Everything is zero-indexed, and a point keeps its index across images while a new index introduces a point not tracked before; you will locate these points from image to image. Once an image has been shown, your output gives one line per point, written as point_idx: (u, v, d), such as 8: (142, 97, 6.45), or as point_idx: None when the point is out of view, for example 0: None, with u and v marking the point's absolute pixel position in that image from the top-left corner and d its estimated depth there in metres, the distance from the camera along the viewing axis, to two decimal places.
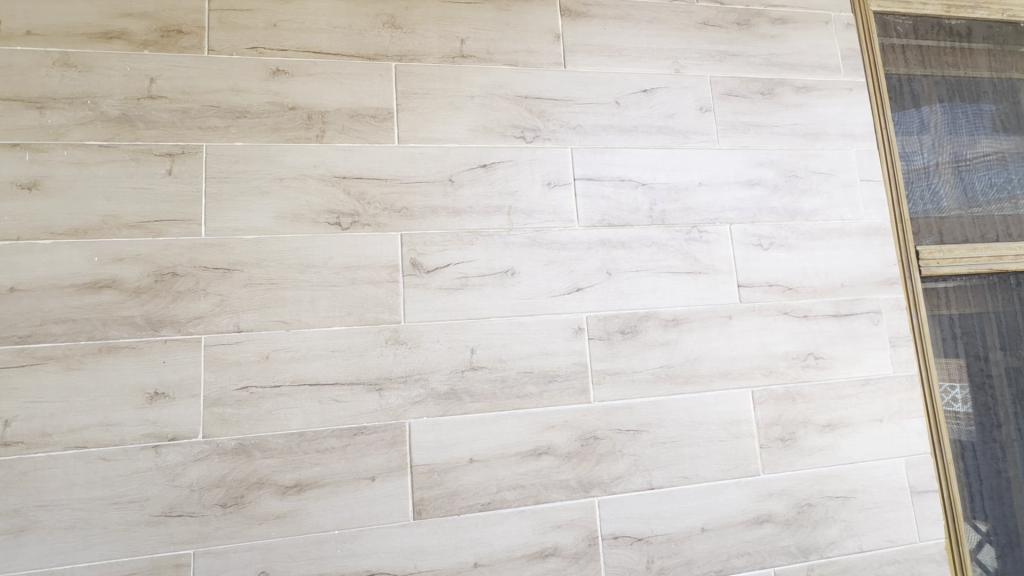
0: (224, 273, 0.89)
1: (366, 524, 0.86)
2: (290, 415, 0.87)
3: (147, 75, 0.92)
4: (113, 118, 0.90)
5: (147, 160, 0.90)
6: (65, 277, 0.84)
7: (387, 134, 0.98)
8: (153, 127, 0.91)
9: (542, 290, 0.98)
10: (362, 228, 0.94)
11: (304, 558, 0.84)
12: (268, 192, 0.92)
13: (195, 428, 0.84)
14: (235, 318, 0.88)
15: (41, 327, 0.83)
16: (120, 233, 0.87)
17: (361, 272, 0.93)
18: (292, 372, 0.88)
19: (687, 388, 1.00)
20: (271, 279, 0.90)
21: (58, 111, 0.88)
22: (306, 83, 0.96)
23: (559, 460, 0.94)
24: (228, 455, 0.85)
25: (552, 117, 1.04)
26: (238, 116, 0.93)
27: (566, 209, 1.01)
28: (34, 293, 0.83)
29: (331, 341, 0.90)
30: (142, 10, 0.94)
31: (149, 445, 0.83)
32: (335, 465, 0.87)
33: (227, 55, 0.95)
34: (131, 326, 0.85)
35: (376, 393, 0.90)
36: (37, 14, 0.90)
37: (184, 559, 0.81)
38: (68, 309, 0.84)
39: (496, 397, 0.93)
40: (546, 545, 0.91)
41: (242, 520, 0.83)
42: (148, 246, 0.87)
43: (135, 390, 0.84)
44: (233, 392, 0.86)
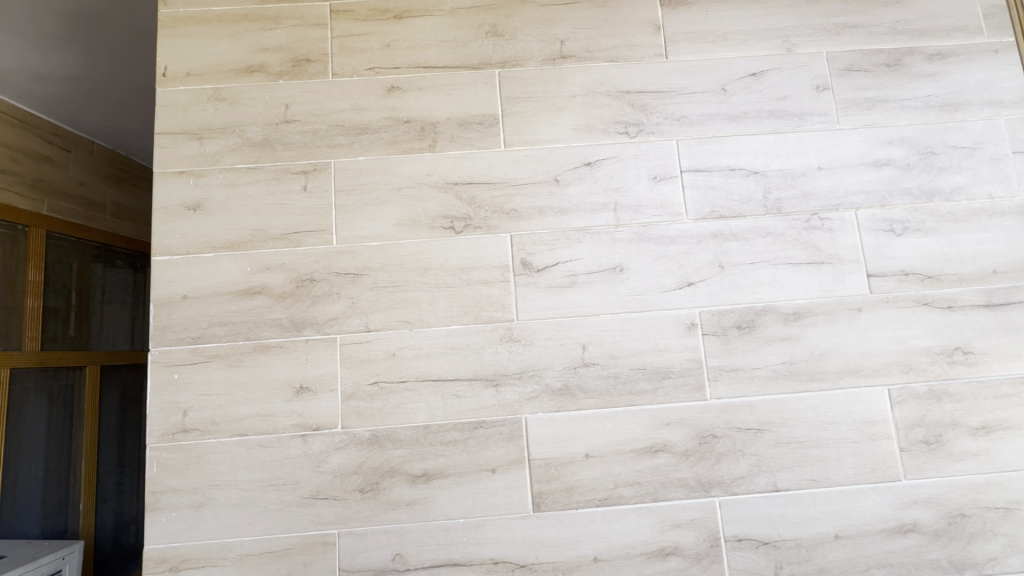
0: (353, 277, 0.96)
1: (489, 514, 0.90)
2: (416, 409, 0.93)
3: (283, 102, 1.02)
4: (257, 142, 1.01)
5: (286, 179, 0.99)
6: (224, 285, 0.96)
7: (494, 139, 1.01)
8: (289, 148, 1.00)
9: (652, 286, 0.97)
10: (474, 231, 0.98)
11: (433, 544, 0.89)
12: (389, 202, 0.99)
13: (335, 419, 0.93)
14: (364, 319, 0.95)
15: (207, 329, 0.95)
16: (265, 244, 0.97)
17: (475, 273, 0.97)
18: (416, 369, 0.94)
19: (813, 386, 0.94)
20: (394, 282, 0.96)
21: (213, 140, 1.01)
22: (418, 96, 1.02)
23: (676, 458, 0.92)
24: (364, 444, 0.92)
25: (655, 110, 1.02)
26: (360, 133, 1.01)
27: (674, 203, 0.99)
28: (201, 300, 0.96)
29: (450, 339, 0.95)
30: (276, 44, 1.04)
31: (297, 434, 0.92)
32: (458, 456, 0.92)
33: (349, 77, 1.03)
34: (278, 327, 0.95)
35: (493, 389, 0.94)
36: (194, 57, 1.04)
37: (330, 539, 0.89)
38: (228, 314, 0.95)
39: (610, 393, 0.94)
40: (667, 544, 0.90)
41: (378, 505, 0.90)
42: (290, 256, 0.97)
43: (284, 384, 0.94)
44: (366, 387, 0.93)
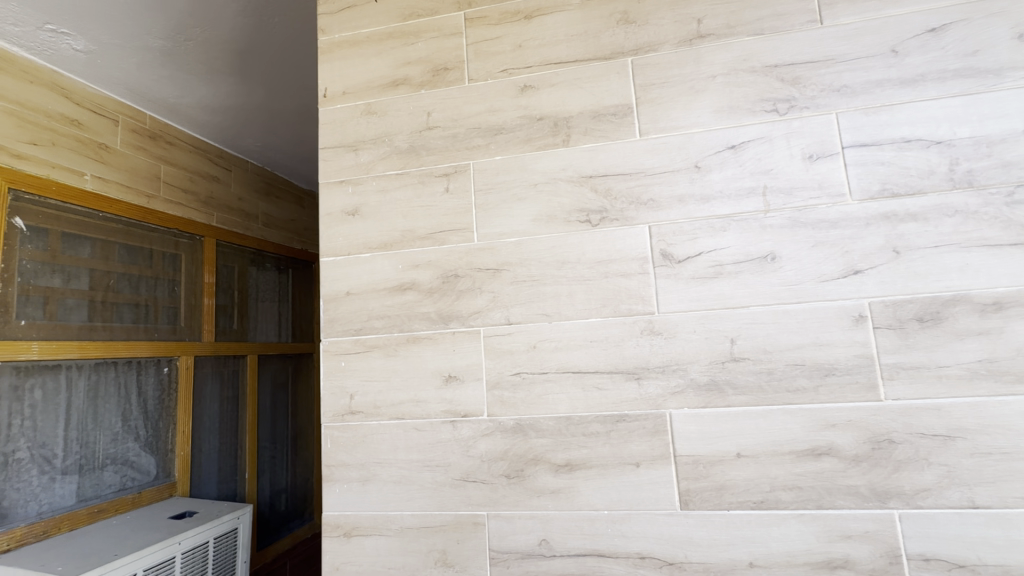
0: (494, 272, 1.01)
1: (634, 508, 0.89)
2: (557, 400, 0.95)
3: (425, 110, 1.09)
4: (404, 150, 1.09)
5: (430, 182, 1.06)
6: (379, 282, 1.06)
7: (628, 128, 0.99)
8: (432, 153, 1.07)
9: (810, 274, 0.89)
10: (611, 223, 0.97)
11: (578, 532, 0.91)
12: (525, 198, 1.02)
13: (481, 407, 0.98)
14: (505, 312, 0.99)
15: (367, 322, 1.05)
16: (414, 244, 1.05)
17: (613, 266, 0.96)
18: (556, 360, 0.96)
19: (1022, 389, 0.80)
20: (533, 276, 0.99)
21: (367, 150, 1.11)
22: (551, 93, 1.04)
23: (845, 463, 0.84)
24: (509, 432, 0.96)
25: (809, 83, 0.94)
26: (496, 133, 1.05)
27: (835, 183, 0.90)
28: (361, 295, 1.06)
29: (590, 332, 0.95)
30: (418, 57, 1.12)
31: (448, 419, 0.99)
32: (601, 448, 0.92)
33: (484, 80, 1.07)
34: (428, 320, 1.02)
35: (636, 382, 0.92)
36: (348, 77, 1.15)
37: (480, 519, 0.95)
38: (384, 308, 1.05)
39: (763, 390, 0.88)
40: (834, 556, 0.82)
41: (524, 491, 0.94)
42: (436, 253, 1.04)
43: (434, 373, 1.01)
44: (509, 376, 0.97)
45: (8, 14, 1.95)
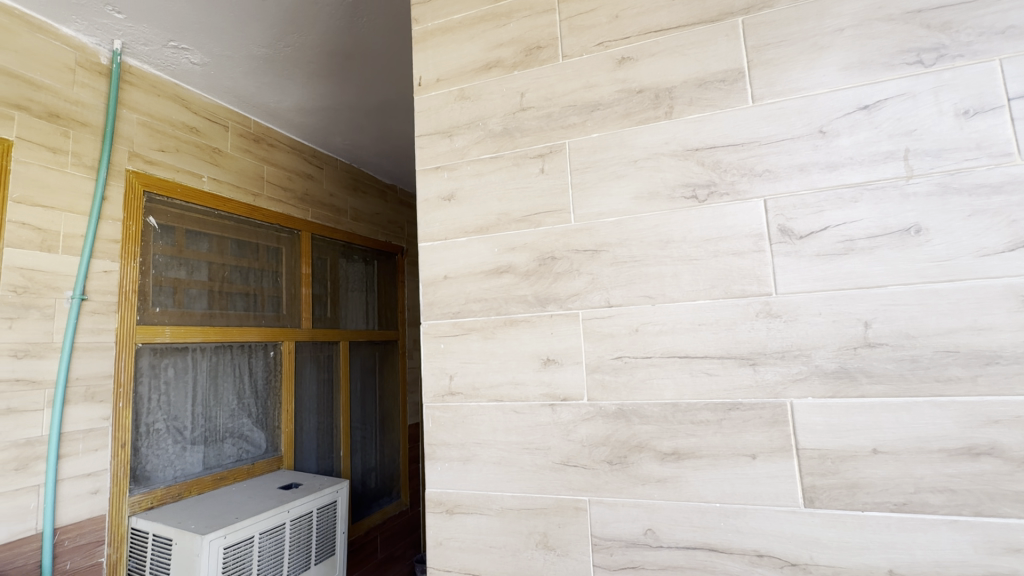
0: (593, 253, 0.98)
1: (750, 502, 0.83)
2: (663, 385, 0.91)
3: (518, 91, 1.08)
4: (498, 133, 1.08)
5: (525, 164, 1.05)
6: (476, 266, 1.06)
7: (739, 95, 0.91)
8: (526, 134, 1.06)
9: (965, 248, 0.77)
10: (720, 198, 0.91)
11: (687, 524, 0.86)
12: (624, 175, 0.98)
13: (581, 391, 0.96)
14: (605, 294, 0.96)
15: (465, 305, 1.06)
16: (510, 226, 1.05)
17: (724, 244, 0.90)
18: (661, 344, 0.91)
19: None
20: (634, 257, 0.95)
21: (461, 136, 1.12)
22: (651, 63, 0.98)
23: (1012, 466, 0.72)
24: (610, 418, 0.93)
25: (963, 27, 0.81)
26: (592, 110, 1.01)
27: (998, 141, 0.77)
28: (459, 279, 1.08)
29: (698, 314, 0.90)
30: (510, 38, 1.11)
31: (547, 403, 0.98)
32: (712, 438, 0.87)
33: (578, 56, 1.04)
34: (525, 303, 1.02)
35: (750, 368, 0.86)
36: (442, 63, 1.17)
37: (582, 504, 0.93)
38: (481, 291, 1.05)
39: (904, 380, 0.78)
40: (998, 571, 0.71)
41: (627, 478, 0.91)
42: (532, 236, 1.03)
43: (532, 355, 1.00)
44: (610, 360, 0.94)
45: (140, 35, 2.20)
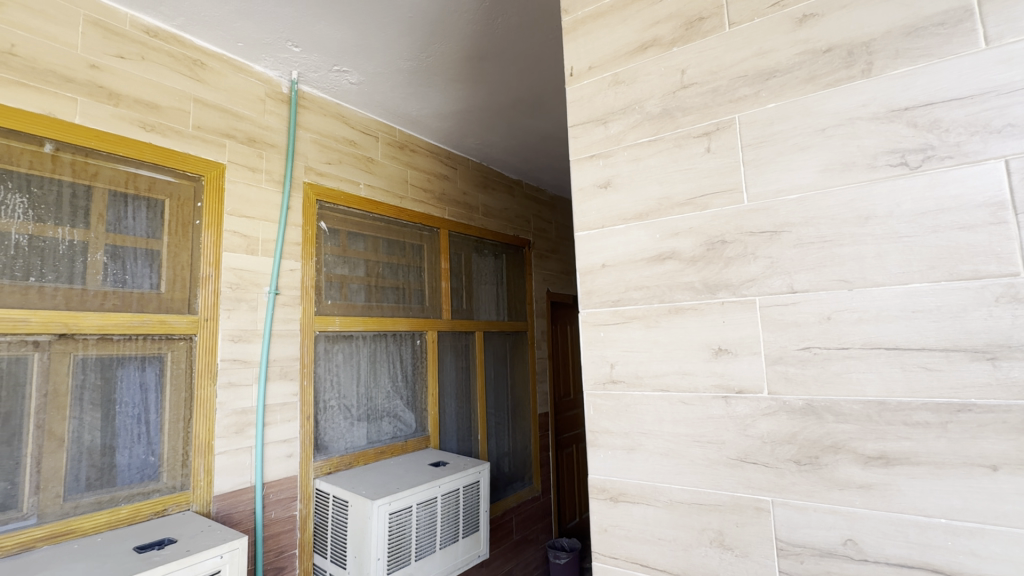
0: (771, 235, 0.90)
1: (989, 522, 0.70)
2: (865, 380, 0.80)
3: (678, 69, 1.03)
4: (656, 115, 1.05)
5: (688, 144, 1.00)
6: (636, 253, 1.05)
7: (967, 38, 0.77)
8: (688, 113, 1.01)
9: None
10: (940, 163, 0.77)
11: (900, 539, 0.76)
12: (809, 147, 0.88)
13: (760, 382, 0.89)
14: (788, 279, 0.88)
15: (625, 293, 1.05)
16: (673, 211, 1.01)
17: (946, 217, 0.76)
18: (861, 334, 0.81)
19: None
20: (824, 237, 0.85)
21: (617, 121, 1.10)
22: (841, 17, 0.87)
23: None
24: (798, 414, 0.85)
25: None
26: (767, 78, 0.93)
27: None
28: (618, 267, 1.07)
29: (910, 300, 0.78)
30: (667, 13, 1.06)
31: (719, 394, 0.93)
32: (933, 443, 0.75)
33: (748, 22, 0.96)
34: (692, 290, 0.97)
35: (988, 364, 0.72)
36: (594, 50, 1.16)
37: (764, 505, 0.87)
38: (642, 279, 1.03)
39: None
40: None
41: (821, 481, 0.83)
42: (698, 220, 0.98)
43: (702, 345, 0.95)
44: (795, 351, 0.86)
45: (311, 63, 2.53)
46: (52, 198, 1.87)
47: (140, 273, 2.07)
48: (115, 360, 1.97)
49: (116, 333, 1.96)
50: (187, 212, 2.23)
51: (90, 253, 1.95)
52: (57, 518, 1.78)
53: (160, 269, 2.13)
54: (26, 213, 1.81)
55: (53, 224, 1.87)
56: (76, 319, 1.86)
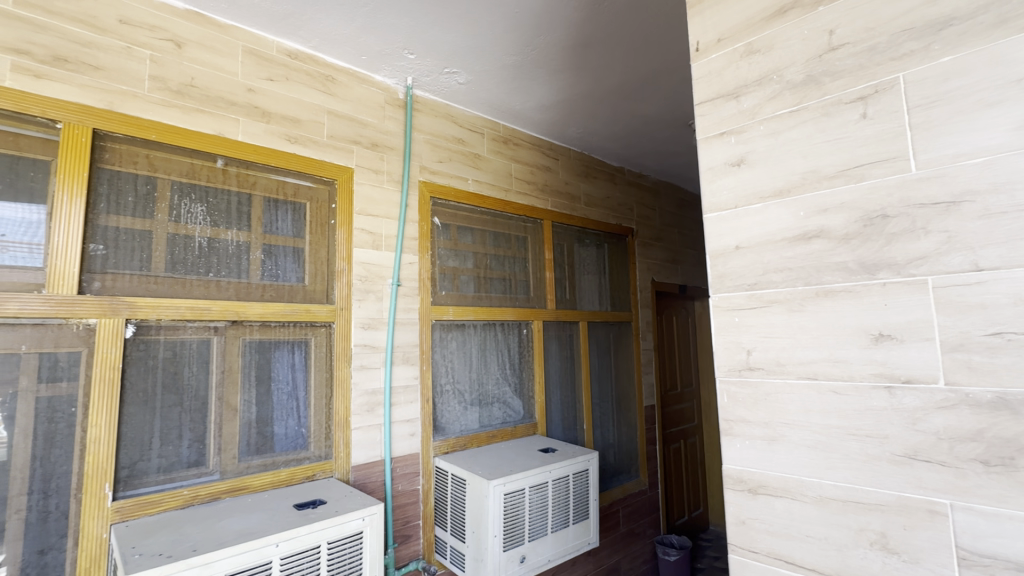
0: (948, 206, 0.82)
1: None
2: None
3: (826, 29, 0.96)
4: (799, 83, 0.98)
5: (839, 111, 0.93)
6: (776, 233, 1.00)
7: None
8: (838, 77, 0.94)
9: None
10: None
11: None
12: (999, 102, 0.78)
13: (934, 372, 0.82)
14: (971, 256, 0.79)
15: (763, 276, 1.01)
16: (820, 185, 0.95)
17: None
18: None
19: None
20: (1020, 206, 0.75)
21: (751, 95, 1.05)
22: None
23: None
24: (984, 409, 0.77)
25: None
26: (942, 28, 0.83)
27: None
28: (753, 249, 1.03)
29: None
30: None
31: (880, 384, 0.87)
32: None
33: None
34: (845, 271, 0.91)
35: None
36: (722, 21, 1.11)
37: (939, 507, 0.80)
38: (784, 260, 0.99)
39: None
40: None
41: (1016, 486, 0.74)
42: (852, 194, 0.91)
43: (858, 331, 0.90)
44: (981, 337, 0.78)
45: (424, 68, 2.69)
46: (224, 206, 2.21)
47: (290, 268, 2.37)
48: (273, 343, 2.28)
49: (274, 320, 2.27)
50: (325, 212, 2.51)
51: (252, 251, 2.26)
52: (235, 475, 2.11)
53: (304, 264, 2.41)
54: (206, 218, 2.15)
55: (225, 227, 2.20)
56: (244, 307, 2.18)
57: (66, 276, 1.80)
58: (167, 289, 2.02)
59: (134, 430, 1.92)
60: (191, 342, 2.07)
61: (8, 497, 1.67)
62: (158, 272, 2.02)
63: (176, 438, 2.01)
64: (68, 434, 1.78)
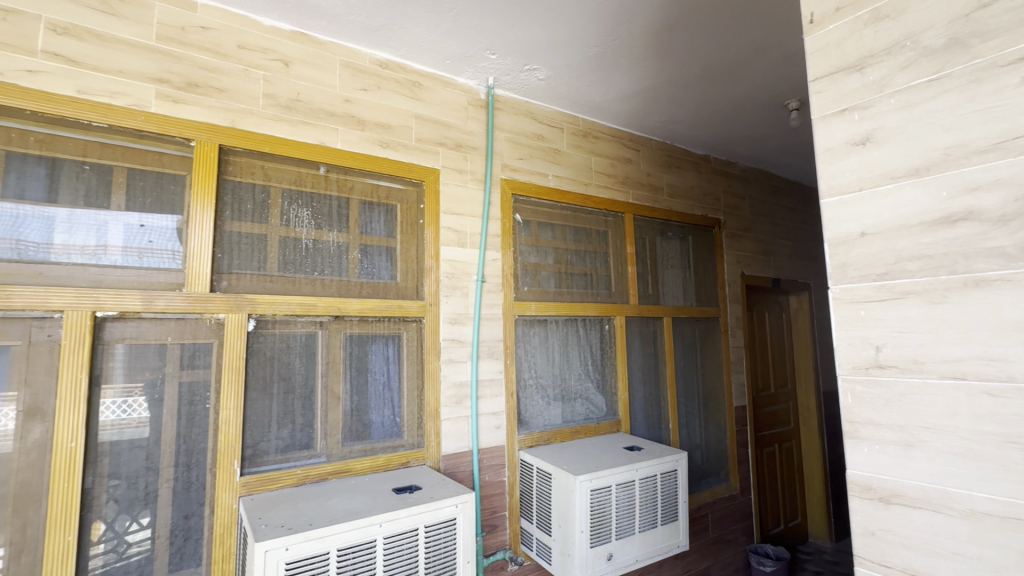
0: None
1: None
2: None
3: None
4: (939, 48, 0.93)
5: (993, 76, 0.87)
6: (911, 217, 0.96)
7: None
8: (990, 38, 0.88)
9: None
10: None
11: None
12: None
13: None
14: None
15: (896, 264, 0.98)
16: (967, 162, 0.90)
17: None
18: None
19: None
20: None
21: (878, 65, 1.02)
22: None
23: None
24: None
25: None
26: None
27: None
28: (883, 235, 1.00)
29: None
30: None
31: None
32: None
33: None
34: (1001, 258, 0.85)
35: None
36: None
37: None
38: (922, 246, 0.95)
39: None
40: None
41: None
42: (1011, 169, 0.85)
43: (1019, 327, 0.83)
44: None
45: (505, 67, 2.73)
46: (326, 210, 2.39)
47: (383, 266, 2.51)
48: (370, 337, 2.43)
49: (371, 315, 2.42)
50: (414, 213, 2.63)
51: (350, 251, 2.43)
52: (340, 459, 2.28)
53: (396, 263, 2.55)
54: (311, 222, 2.34)
55: (327, 229, 2.38)
56: (345, 303, 2.35)
57: (201, 276, 2.03)
58: (281, 287, 2.23)
59: (256, 414, 2.14)
60: (301, 335, 2.27)
61: (161, 467, 1.93)
62: (273, 271, 2.23)
63: (290, 421, 2.21)
64: (205, 414, 2.03)
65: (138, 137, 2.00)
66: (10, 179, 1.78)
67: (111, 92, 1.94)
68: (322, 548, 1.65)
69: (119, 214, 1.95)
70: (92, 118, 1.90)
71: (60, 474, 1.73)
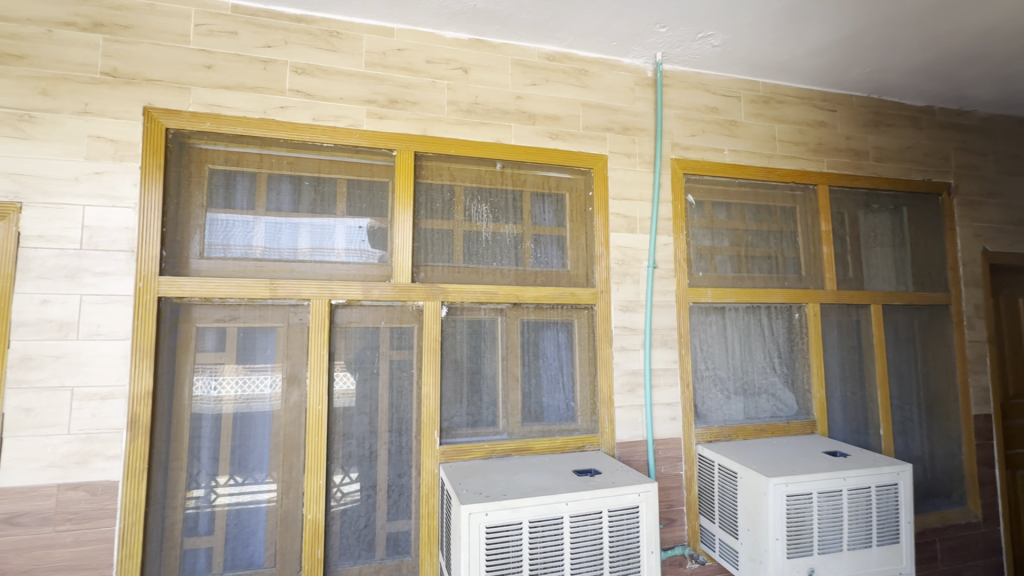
0: None
1: None
2: None
3: None
4: None
5: None
6: None
7: None
8: None
9: None
10: None
11: None
12: None
13: None
14: None
15: None
16: None
17: None
18: None
19: None
20: None
21: None
22: None
23: None
24: None
25: None
26: None
27: None
28: None
29: None
30: None
31: None
32: None
33: None
34: None
35: None
36: None
37: None
38: None
39: None
40: None
41: None
42: None
43: None
44: None
45: (676, 39, 2.58)
46: (503, 204, 2.54)
47: (555, 255, 2.58)
48: (544, 323, 2.53)
49: (545, 302, 2.51)
50: (583, 201, 2.65)
51: (524, 242, 2.55)
52: (521, 437, 2.43)
53: (566, 251, 2.60)
54: (489, 216, 2.51)
55: (503, 222, 2.53)
56: (522, 292, 2.47)
57: (404, 268, 2.33)
58: (466, 276, 2.45)
59: (450, 392, 2.39)
60: (484, 320, 2.46)
61: (380, 431, 2.28)
62: (460, 263, 2.46)
63: (478, 400, 2.42)
64: (410, 388, 2.33)
65: (354, 152, 2.36)
66: (272, 195, 2.26)
67: (336, 116, 2.32)
68: (515, 517, 1.78)
69: (343, 219, 2.33)
70: (324, 140, 2.30)
71: (312, 430, 2.15)
